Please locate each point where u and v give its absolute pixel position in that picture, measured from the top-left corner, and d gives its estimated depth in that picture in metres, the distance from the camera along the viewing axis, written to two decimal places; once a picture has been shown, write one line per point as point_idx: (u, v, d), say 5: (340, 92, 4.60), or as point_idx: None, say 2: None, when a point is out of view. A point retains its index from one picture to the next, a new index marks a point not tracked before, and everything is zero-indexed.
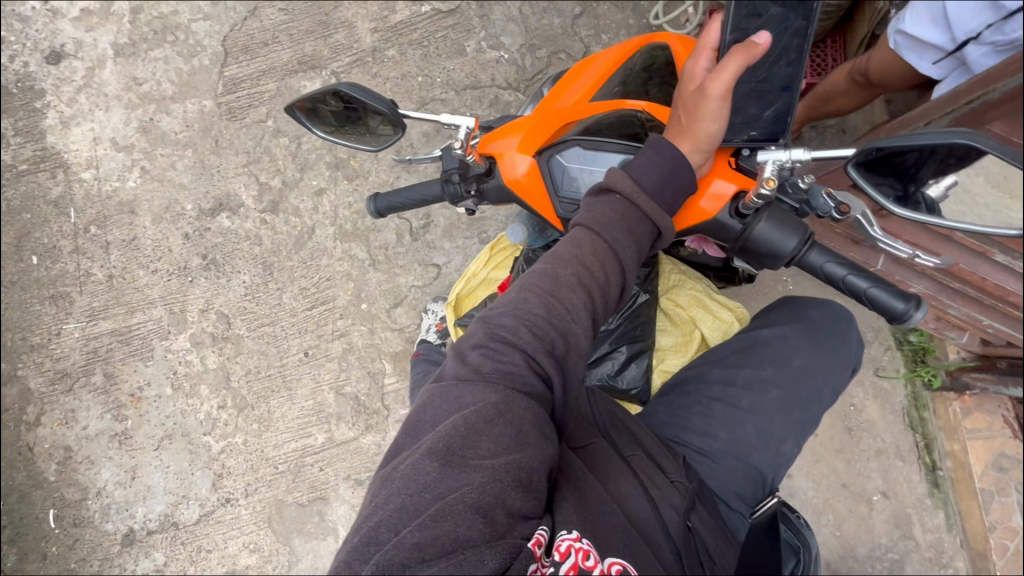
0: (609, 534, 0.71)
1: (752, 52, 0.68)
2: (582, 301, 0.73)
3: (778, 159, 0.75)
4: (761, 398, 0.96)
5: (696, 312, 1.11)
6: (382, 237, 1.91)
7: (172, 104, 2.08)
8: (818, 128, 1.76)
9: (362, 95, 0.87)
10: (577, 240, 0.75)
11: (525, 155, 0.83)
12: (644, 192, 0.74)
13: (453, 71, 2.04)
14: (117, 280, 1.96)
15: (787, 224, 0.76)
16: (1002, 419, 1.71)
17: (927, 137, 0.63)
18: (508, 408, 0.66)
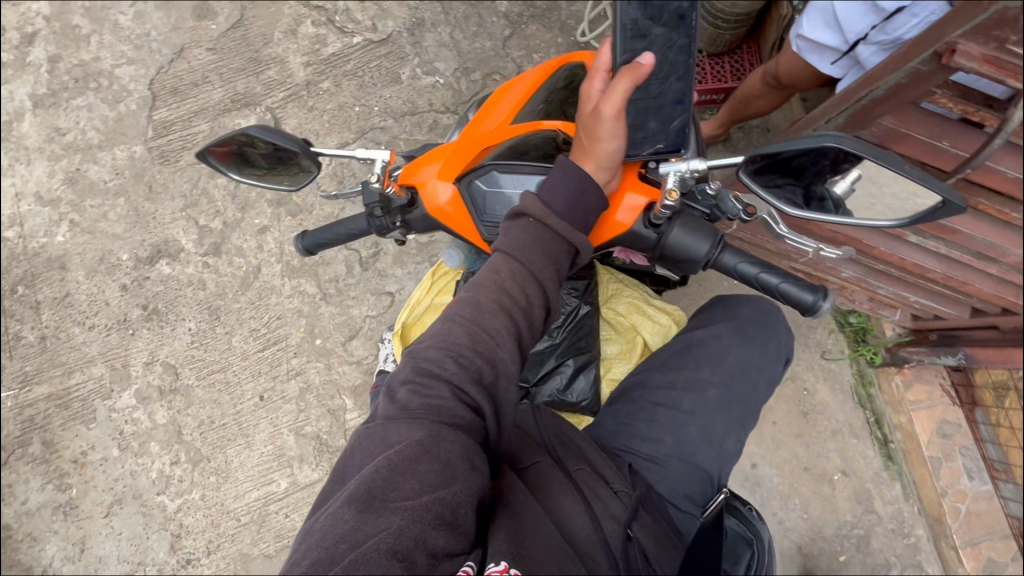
0: (545, 556, 0.70)
1: (638, 73, 0.71)
2: (505, 325, 0.75)
3: (679, 170, 0.78)
4: (701, 398, 0.99)
5: (636, 319, 1.14)
6: (331, 270, 1.88)
7: (98, 152, 2.00)
8: (744, 128, 1.86)
9: (273, 136, 0.88)
10: (496, 265, 0.76)
11: (447, 182, 0.85)
12: (556, 214, 0.76)
13: (390, 99, 2.05)
14: (50, 340, 1.85)
15: (699, 230, 0.79)
16: (940, 387, 1.82)
17: (804, 141, 0.68)
18: (433, 444, 0.67)
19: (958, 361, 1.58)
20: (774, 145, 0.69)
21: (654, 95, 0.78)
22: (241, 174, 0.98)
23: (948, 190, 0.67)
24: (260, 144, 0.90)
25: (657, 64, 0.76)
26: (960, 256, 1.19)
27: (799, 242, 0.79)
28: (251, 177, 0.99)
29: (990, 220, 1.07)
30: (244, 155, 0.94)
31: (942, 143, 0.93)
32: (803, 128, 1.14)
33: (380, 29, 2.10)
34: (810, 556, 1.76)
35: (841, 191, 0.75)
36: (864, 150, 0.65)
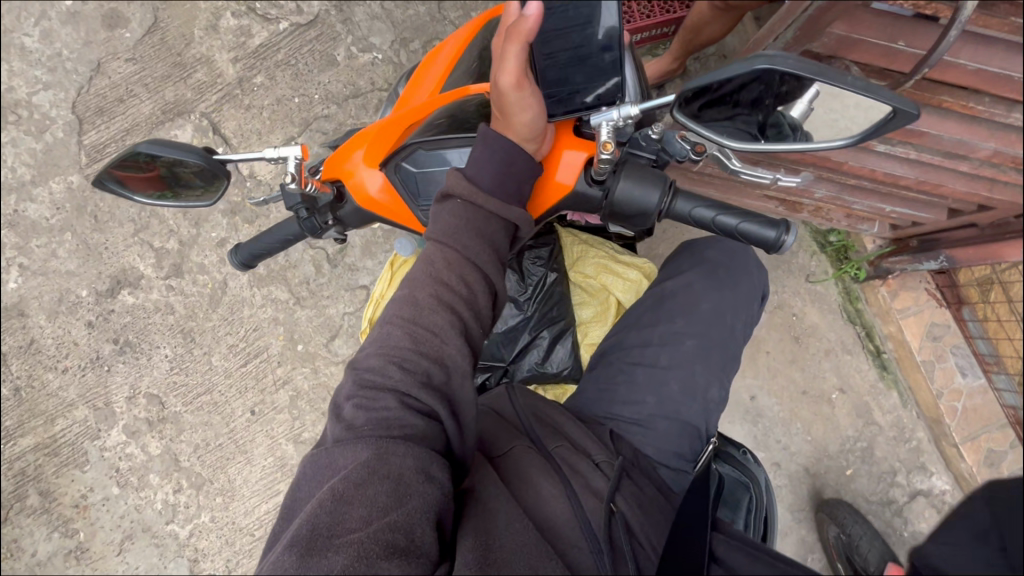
0: (515, 559, 0.66)
1: (524, 33, 0.63)
2: (447, 319, 0.72)
3: (611, 119, 0.71)
4: (677, 351, 0.98)
5: (606, 278, 1.12)
6: (300, 272, 1.81)
7: (33, 188, 1.89)
8: (700, 58, 1.82)
9: (157, 151, 0.81)
10: (429, 256, 0.74)
11: (374, 170, 0.80)
12: (483, 191, 0.73)
13: (329, 84, 1.94)
14: (26, 391, 1.80)
15: (646, 179, 0.74)
16: (925, 291, 1.81)
17: (732, 67, 0.60)
18: (381, 463, 0.63)
19: (940, 264, 1.56)
20: (703, 78, 0.62)
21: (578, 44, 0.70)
22: (176, 201, 0.92)
23: (897, 97, 0.56)
24: (162, 164, 0.83)
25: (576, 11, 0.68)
26: (929, 158, 1.15)
27: (755, 175, 0.76)
28: (186, 201, 0.93)
29: (955, 116, 1.03)
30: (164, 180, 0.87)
31: (897, 44, 0.88)
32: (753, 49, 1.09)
33: (305, 10, 1.97)
34: (818, 476, 1.78)
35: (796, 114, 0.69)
36: (801, 67, 0.57)
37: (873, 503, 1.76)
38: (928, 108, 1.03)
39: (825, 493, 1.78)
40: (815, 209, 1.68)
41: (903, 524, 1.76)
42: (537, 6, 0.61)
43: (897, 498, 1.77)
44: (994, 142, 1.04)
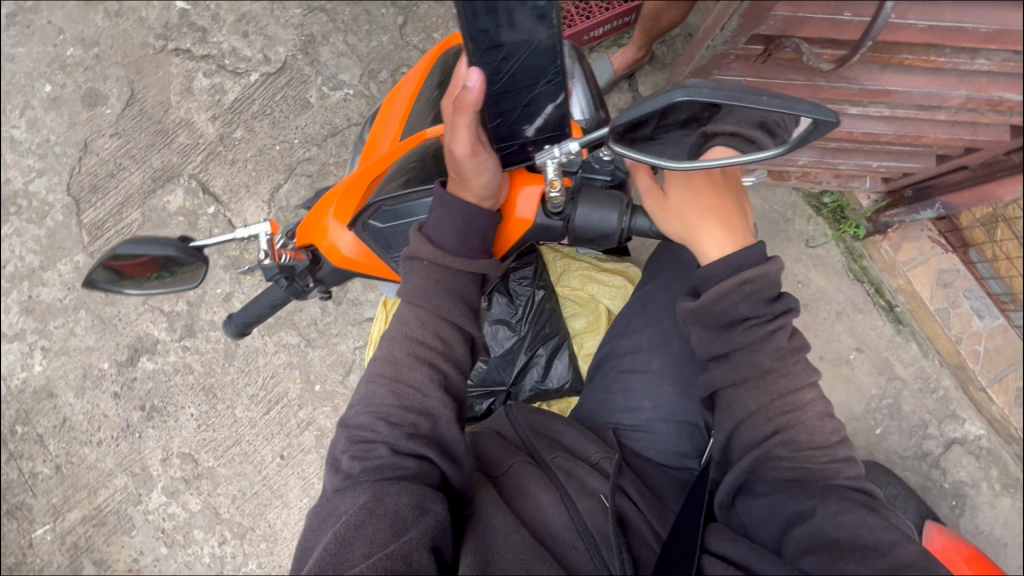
0: (509, 565, 0.68)
1: (471, 102, 0.67)
2: (427, 374, 0.76)
3: (555, 157, 0.75)
4: (668, 352, 1.02)
5: (592, 288, 1.21)
6: (307, 315, 1.86)
7: (43, 273, 1.96)
8: (666, 41, 1.82)
9: (140, 247, 0.88)
10: (403, 317, 0.78)
11: (345, 231, 0.86)
12: (449, 251, 0.78)
13: (306, 127, 1.98)
14: (66, 468, 1.87)
15: (602, 204, 0.83)
16: (929, 240, 1.77)
17: (651, 101, 0.62)
18: (378, 503, 0.67)
19: (938, 212, 1.53)
20: (626, 115, 0.64)
21: (527, 103, 0.69)
22: (172, 280, 0.96)
23: (815, 108, 0.59)
24: (137, 259, 0.90)
25: (521, 72, 0.66)
26: (903, 113, 1.14)
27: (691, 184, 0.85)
28: (162, 287, 0.98)
29: (920, 70, 1.02)
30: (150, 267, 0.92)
31: (842, 16, 0.87)
32: (694, 46, 1.07)
33: (273, 59, 2.01)
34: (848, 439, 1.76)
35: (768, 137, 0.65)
36: (715, 94, 0.60)
37: (907, 458, 1.75)
38: (890, 68, 1.03)
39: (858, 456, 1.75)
40: (803, 174, 1.67)
41: (941, 474, 1.74)
42: (481, 76, 0.64)
43: (931, 450, 1.75)
44: (965, 89, 1.03)
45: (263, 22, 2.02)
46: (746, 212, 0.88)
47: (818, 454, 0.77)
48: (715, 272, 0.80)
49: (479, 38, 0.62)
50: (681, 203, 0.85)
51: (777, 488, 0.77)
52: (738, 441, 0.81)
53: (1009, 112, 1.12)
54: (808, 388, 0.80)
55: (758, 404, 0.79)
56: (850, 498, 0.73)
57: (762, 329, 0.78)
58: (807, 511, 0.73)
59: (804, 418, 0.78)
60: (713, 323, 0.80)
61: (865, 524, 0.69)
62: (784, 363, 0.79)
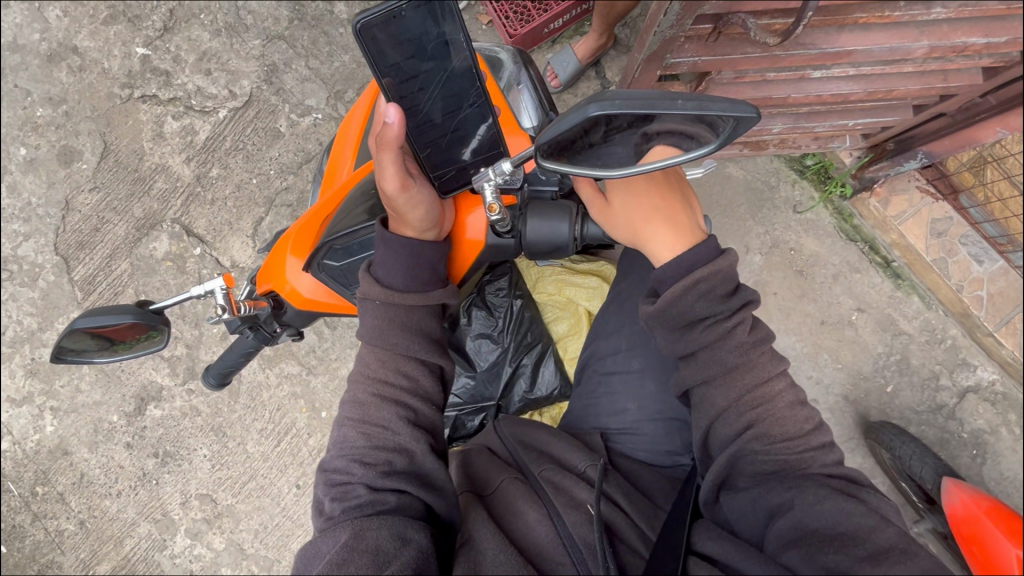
0: None
1: (393, 136, 0.73)
2: (391, 410, 0.83)
3: (490, 179, 0.79)
4: (646, 350, 1.06)
5: (569, 292, 1.23)
6: (305, 344, 1.86)
7: (43, 334, 1.98)
8: (628, 24, 1.81)
9: (94, 323, 0.88)
10: (365, 359, 0.86)
11: (303, 275, 0.92)
12: (399, 289, 0.84)
13: (281, 156, 1.97)
14: (90, 522, 1.90)
15: (551, 216, 0.85)
16: (917, 190, 1.74)
17: (570, 117, 0.64)
18: (358, 540, 0.72)
19: (921, 162, 1.51)
20: (550, 132, 0.66)
21: (455, 130, 0.78)
22: (159, 334, 0.97)
23: (730, 108, 0.60)
24: (104, 333, 0.91)
25: (445, 99, 0.74)
26: (869, 70, 1.12)
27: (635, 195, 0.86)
28: (139, 350, 1.01)
29: (877, 27, 1.01)
30: (121, 332, 0.93)
31: None
32: (641, 40, 1.06)
33: (238, 93, 2.00)
34: (859, 402, 1.74)
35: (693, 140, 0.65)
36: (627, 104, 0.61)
37: (922, 413, 1.72)
38: (847, 28, 1.01)
39: (871, 417, 1.74)
40: (780, 141, 1.64)
41: (959, 425, 1.71)
42: (398, 110, 0.70)
43: (946, 401, 1.73)
44: (927, 39, 1.03)
45: (225, 57, 2.01)
46: (694, 210, 0.89)
47: (792, 445, 0.79)
48: (668, 274, 0.81)
49: (393, 74, 0.70)
50: (625, 208, 0.86)
51: (757, 483, 0.78)
52: (715, 439, 0.82)
53: (976, 57, 1.11)
54: (776, 379, 0.81)
55: (727, 401, 0.81)
56: (826, 485, 0.75)
57: (721, 326, 0.79)
58: (787, 504, 0.74)
59: (774, 411, 0.80)
60: (675, 324, 0.81)
61: (841, 511, 0.71)
62: (749, 357, 0.80)
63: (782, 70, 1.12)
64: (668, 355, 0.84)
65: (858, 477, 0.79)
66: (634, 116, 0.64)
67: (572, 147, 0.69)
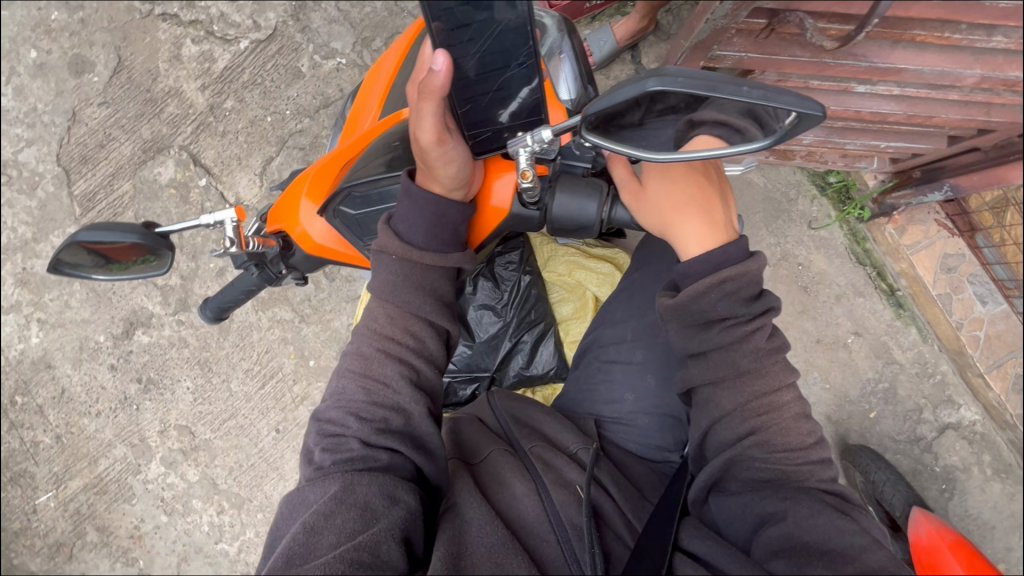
0: (480, 562, 0.72)
1: (438, 83, 0.71)
2: (394, 369, 0.82)
3: (526, 145, 0.76)
4: (652, 345, 1.05)
5: (580, 275, 1.23)
6: (300, 291, 1.84)
7: (37, 245, 1.95)
8: (671, 11, 1.76)
9: (101, 236, 0.86)
10: (374, 312, 0.85)
11: (318, 217, 0.90)
12: (416, 247, 0.82)
13: (299, 97, 1.92)
14: (66, 437, 1.90)
15: (579, 192, 0.84)
16: (935, 223, 1.73)
17: (626, 89, 0.61)
18: (347, 494, 0.73)
19: (945, 195, 1.49)
20: (601, 104, 0.63)
21: (499, 88, 0.75)
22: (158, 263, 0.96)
23: (799, 102, 0.57)
24: (108, 249, 0.89)
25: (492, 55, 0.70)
26: (914, 92, 1.09)
27: (672, 184, 0.85)
28: (144, 271, 0.98)
29: (933, 47, 0.99)
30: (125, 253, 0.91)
31: None
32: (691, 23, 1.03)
33: (263, 25, 1.93)
34: (841, 423, 1.76)
35: (752, 131, 0.63)
36: (691, 82, 0.59)
37: (900, 442, 1.74)
38: (902, 44, 0.99)
39: (850, 439, 1.75)
40: (807, 154, 1.62)
41: (933, 458, 1.73)
42: (447, 58, 0.68)
43: (925, 434, 1.74)
44: (979, 68, 1.00)
45: None
46: (731, 208, 0.87)
47: (791, 456, 0.79)
48: (695, 269, 0.79)
49: (444, 19, 0.66)
50: (660, 196, 0.85)
51: (750, 488, 0.79)
52: (713, 440, 0.83)
53: None
54: (785, 390, 0.81)
55: (733, 404, 0.80)
56: (821, 500, 0.75)
57: (740, 329, 0.78)
58: (779, 514, 0.75)
59: (780, 421, 0.79)
60: (693, 322, 0.80)
61: (835, 527, 0.71)
62: (762, 364, 0.80)
63: (827, 80, 1.09)
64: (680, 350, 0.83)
65: (850, 496, 0.79)
66: (689, 98, 0.62)
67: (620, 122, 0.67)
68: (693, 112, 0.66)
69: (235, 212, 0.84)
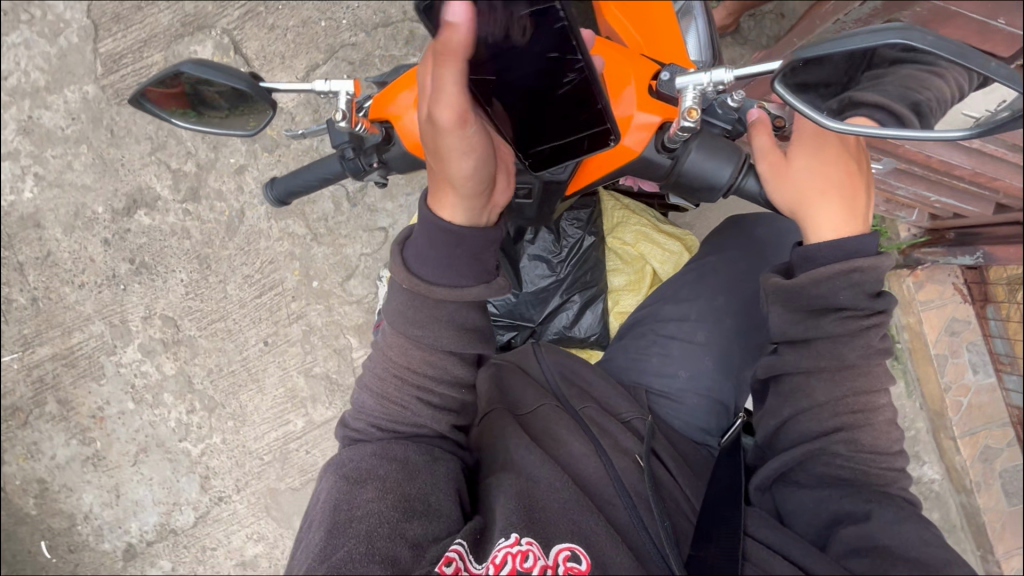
0: (557, 519, 0.82)
1: (457, 44, 0.58)
2: (411, 392, 0.87)
3: (701, 83, 0.75)
4: (718, 328, 1.11)
5: (643, 248, 1.33)
6: (318, 208, 1.78)
7: (47, 96, 1.82)
8: (755, 15, 1.70)
9: (207, 72, 0.82)
10: (391, 347, 0.87)
11: None
12: (431, 282, 0.81)
13: (359, 9, 1.81)
14: (43, 302, 1.82)
15: (718, 153, 0.83)
16: (952, 286, 1.77)
17: (857, 38, 0.57)
18: (387, 450, 0.86)
19: (975, 261, 1.50)
20: (816, 48, 0.59)
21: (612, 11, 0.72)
22: (243, 121, 0.91)
23: None
24: (206, 86, 0.85)
25: None
26: (993, 149, 1.11)
27: (821, 163, 0.82)
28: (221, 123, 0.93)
29: None
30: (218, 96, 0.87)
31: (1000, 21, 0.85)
32: (829, 15, 1.04)
33: None
34: None
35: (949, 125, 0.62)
36: (942, 45, 0.54)
37: None
38: None
39: None
40: None
41: None
42: (465, 9, 0.55)
43: None
44: None
45: None
46: (871, 199, 0.85)
47: (877, 459, 0.82)
48: (823, 254, 0.79)
49: None
50: (804, 172, 0.82)
51: (822, 484, 0.84)
52: (791, 431, 0.87)
53: None
54: (882, 393, 0.82)
55: (827, 397, 0.83)
56: (905, 507, 0.79)
57: (855, 322, 0.78)
58: (861, 514, 0.79)
59: (875, 423, 0.81)
60: (803, 306, 0.81)
61: (919, 537, 0.76)
62: (868, 362, 0.80)
63: None
64: (776, 336, 0.86)
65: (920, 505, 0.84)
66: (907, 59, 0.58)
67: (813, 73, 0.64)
68: (853, 89, 0.66)
69: (350, 87, 0.85)
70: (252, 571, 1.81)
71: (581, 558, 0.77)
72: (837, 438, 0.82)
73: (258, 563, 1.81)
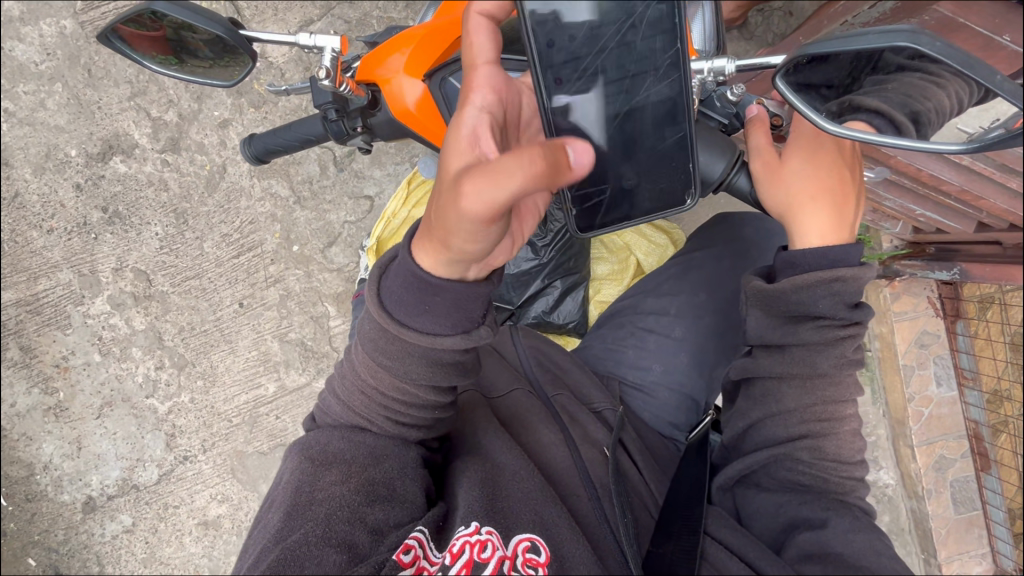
0: (521, 510, 0.82)
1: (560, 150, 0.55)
2: (379, 411, 0.81)
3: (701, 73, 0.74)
4: (696, 325, 1.11)
5: (628, 240, 1.34)
6: (303, 170, 1.73)
7: (21, 27, 1.72)
8: (764, 11, 1.67)
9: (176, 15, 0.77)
10: (357, 364, 0.80)
11: (415, 80, 0.87)
12: (403, 323, 0.73)
13: None
14: (9, 245, 1.76)
15: (714, 148, 0.82)
16: (926, 299, 1.77)
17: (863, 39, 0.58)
18: (354, 434, 0.82)
19: (952, 276, 1.52)
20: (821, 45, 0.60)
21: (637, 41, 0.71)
22: (226, 68, 0.88)
23: None
24: (181, 29, 0.80)
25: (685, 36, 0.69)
26: (982, 168, 1.12)
27: (815, 167, 0.82)
28: (205, 70, 0.89)
29: None
30: (197, 43, 0.83)
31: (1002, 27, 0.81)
32: (836, 15, 1.03)
33: None
34: None
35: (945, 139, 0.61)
36: (947, 54, 0.54)
37: None
38: None
39: None
40: None
41: None
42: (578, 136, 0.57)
43: None
44: None
45: None
46: (860, 210, 0.85)
47: (839, 468, 0.83)
48: (807, 261, 0.79)
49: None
50: (799, 176, 0.82)
51: (784, 488, 0.86)
52: (757, 435, 0.88)
53: None
54: (850, 403, 0.84)
55: (796, 404, 0.84)
56: (861, 517, 0.81)
57: (831, 332, 0.79)
58: (819, 522, 0.81)
59: (839, 432, 0.83)
60: (781, 312, 0.82)
61: (872, 549, 0.76)
62: (840, 373, 0.81)
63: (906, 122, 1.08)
64: (752, 339, 0.86)
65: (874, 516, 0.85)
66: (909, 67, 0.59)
67: (819, 71, 0.65)
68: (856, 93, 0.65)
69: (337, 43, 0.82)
70: (213, 532, 1.80)
71: (539, 549, 0.78)
72: (804, 445, 0.84)
73: (220, 524, 1.79)
